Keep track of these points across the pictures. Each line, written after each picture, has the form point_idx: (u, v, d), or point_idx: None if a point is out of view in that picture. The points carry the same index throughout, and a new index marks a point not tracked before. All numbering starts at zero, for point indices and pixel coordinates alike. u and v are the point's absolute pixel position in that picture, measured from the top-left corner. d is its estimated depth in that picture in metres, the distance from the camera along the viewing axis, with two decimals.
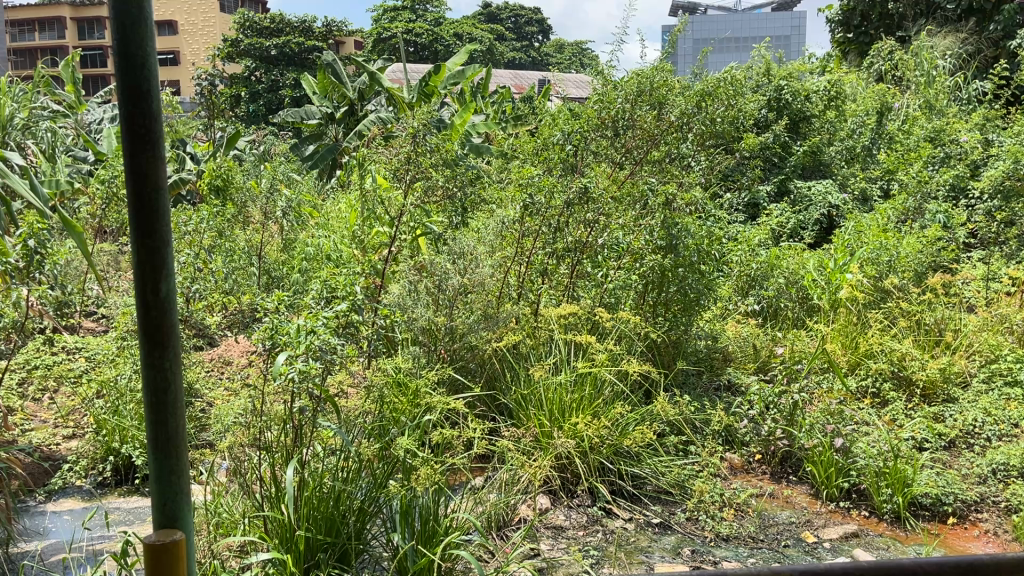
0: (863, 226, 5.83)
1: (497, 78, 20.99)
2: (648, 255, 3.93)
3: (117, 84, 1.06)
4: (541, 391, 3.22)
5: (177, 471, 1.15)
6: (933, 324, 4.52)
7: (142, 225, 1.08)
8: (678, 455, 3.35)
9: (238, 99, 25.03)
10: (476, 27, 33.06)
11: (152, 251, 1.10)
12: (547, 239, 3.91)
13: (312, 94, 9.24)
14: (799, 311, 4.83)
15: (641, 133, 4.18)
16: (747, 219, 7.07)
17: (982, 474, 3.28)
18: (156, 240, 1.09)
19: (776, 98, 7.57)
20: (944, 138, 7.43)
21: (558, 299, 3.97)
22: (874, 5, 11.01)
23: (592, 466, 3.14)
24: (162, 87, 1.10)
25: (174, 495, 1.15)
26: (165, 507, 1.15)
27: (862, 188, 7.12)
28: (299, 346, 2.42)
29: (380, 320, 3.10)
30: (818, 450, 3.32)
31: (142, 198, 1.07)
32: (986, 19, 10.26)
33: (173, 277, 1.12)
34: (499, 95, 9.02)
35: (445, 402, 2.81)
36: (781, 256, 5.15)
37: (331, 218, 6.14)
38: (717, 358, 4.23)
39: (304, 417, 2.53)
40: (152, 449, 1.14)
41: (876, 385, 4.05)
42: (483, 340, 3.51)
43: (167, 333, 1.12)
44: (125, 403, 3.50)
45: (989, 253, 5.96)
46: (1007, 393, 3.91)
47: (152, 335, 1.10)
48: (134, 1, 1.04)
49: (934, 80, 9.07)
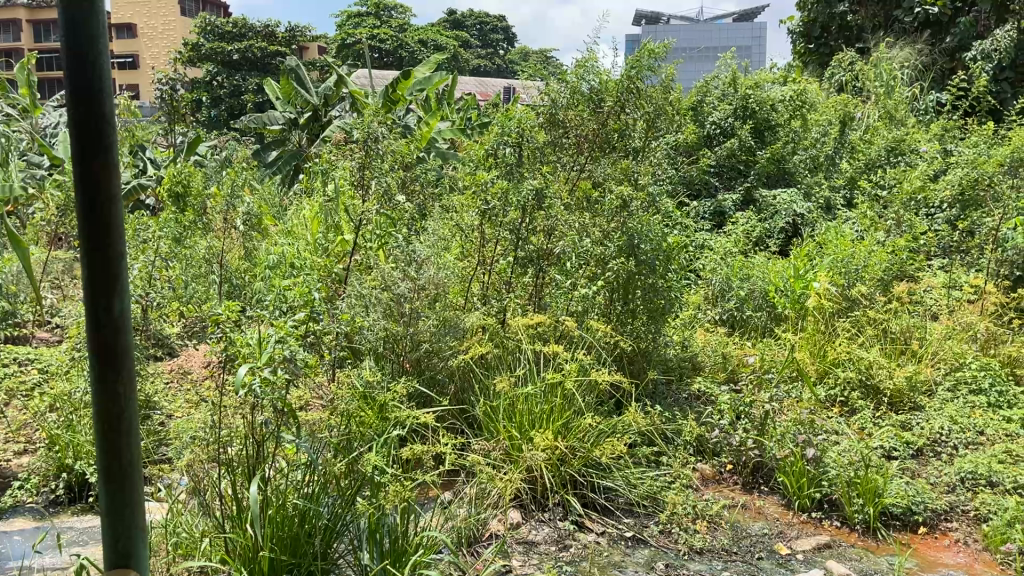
0: (828, 235, 5.87)
1: (462, 85, 20.97)
2: (614, 260, 3.88)
3: (69, 113, 1.12)
4: (510, 402, 3.16)
5: (131, 480, 1.22)
6: (899, 333, 4.55)
7: (98, 240, 1.14)
8: (650, 467, 3.32)
9: (199, 104, 24.78)
10: (441, 35, 33.09)
11: (105, 271, 1.16)
12: (510, 246, 3.84)
13: (274, 99, 9.09)
14: (765, 320, 4.83)
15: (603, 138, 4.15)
16: (713, 227, 7.10)
17: (950, 482, 3.30)
18: (110, 258, 1.15)
19: (742, 107, 7.65)
20: (904, 148, 7.53)
21: (525, 309, 3.90)
22: (833, 18, 11.17)
23: (563, 478, 3.09)
24: (115, 112, 1.16)
25: (127, 503, 1.22)
26: (118, 517, 1.22)
27: (826, 197, 7.18)
28: (262, 358, 2.30)
29: (342, 329, 3.01)
30: (789, 460, 3.30)
31: (97, 220, 1.13)
32: (942, 31, 10.44)
33: (126, 298, 1.18)
34: (465, 102, 8.97)
35: (412, 415, 2.73)
36: (748, 265, 5.15)
37: (294, 226, 6.03)
38: (685, 367, 4.20)
39: (266, 432, 2.43)
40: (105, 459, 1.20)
41: (845, 394, 4.06)
42: (449, 350, 3.44)
43: (119, 350, 1.19)
44: (78, 418, 3.37)
45: (950, 261, 6.04)
46: (972, 401, 3.94)
47: (106, 352, 1.17)
48: (90, 35, 1.11)
49: (893, 91, 9.21)
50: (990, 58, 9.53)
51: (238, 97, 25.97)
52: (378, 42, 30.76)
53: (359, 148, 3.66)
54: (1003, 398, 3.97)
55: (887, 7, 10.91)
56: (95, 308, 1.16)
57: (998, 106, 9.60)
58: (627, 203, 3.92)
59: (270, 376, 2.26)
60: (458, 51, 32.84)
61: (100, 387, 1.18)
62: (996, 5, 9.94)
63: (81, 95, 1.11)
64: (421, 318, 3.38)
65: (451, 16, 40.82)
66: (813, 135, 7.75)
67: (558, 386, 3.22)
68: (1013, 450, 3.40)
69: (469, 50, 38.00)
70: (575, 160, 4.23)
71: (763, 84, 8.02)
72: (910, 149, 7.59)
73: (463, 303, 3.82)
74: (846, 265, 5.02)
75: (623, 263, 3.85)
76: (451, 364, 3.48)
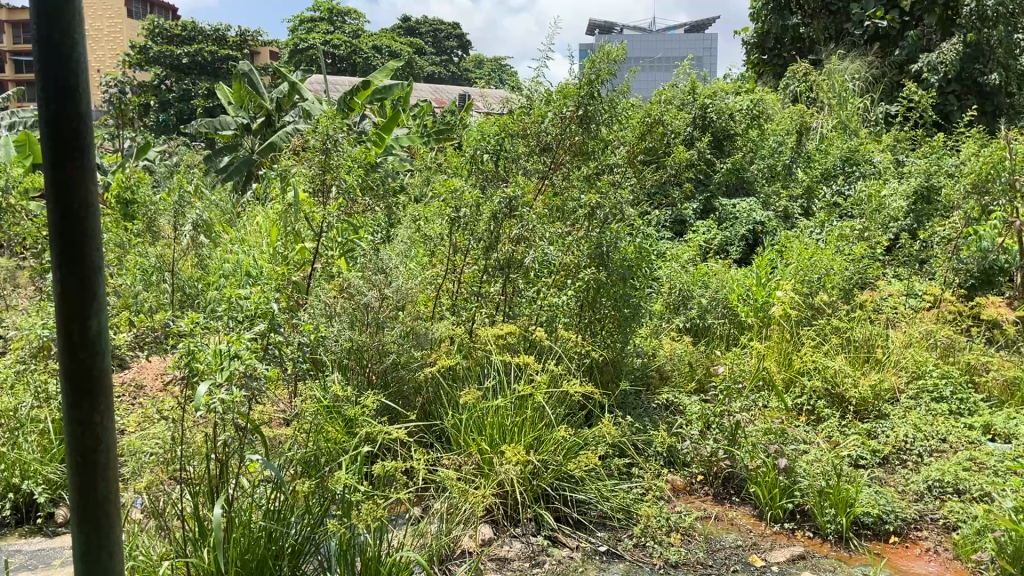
0: (787, 242, 5.91)
1: (418, 91, 20.90)
2: (582, 269, 3.82)
3: (48, 168, 1.19)
4: (481, 414, 3.08)
5: (102, 509, 1.30)
6: (862, 341, 4.59)
7: (74, 286, 1.22)
8: (622, 479, 3.26)
9: (147, 108, 24.31)
10: (395, 42, 32.97)
11: (79, 315, 1.23)
12: (477, 254, 3.75)
13: (227, 104, 8.92)
14: (729, 329, 4.82)
15: (570, 147, 4.12)
16: (674, 235, 7.12)
17: (919, 490, 3.31)
18: (85, 302, 1.23)
19: (701, 116, 7.73)
20: (859, 159, 7.65)
21: (492, 318, 3.82)
22: (786, 29, 11.30)
23: (535, 492, 3.02)
24: (95, 168, 1.23)
25: (100, 530, 1.30)
26: (90, 544, 1.29)
27: (784, 205, 7.23)
28: (222, 374, 2.18)
29: (304, 341, 2.89)
30: (762, 471, 3.27)
31: (74, 269, 1.21)
32: (891, 44, 10.68)
33: (102, 340, 1.26)
34: (422, 109, 8.89)
35: (382, 431, 2.63)
36: (711, 273, 5.15)
37: (249, 234, 5.87)
38: (653, 378, 4.16)
39: (229, 450, 2.30)
40: (77, 491, 1.28)
41: (811, 403, 4.06)
42: (416, 361, 3.35)
43: (95, 387, 1.27)
44: (25, 434, 3.19)
45: (905, 269, 6.14)
46: (934, 409, 3.97)
47: (80, 389, 1.25)
48: (69, 93, 1.18)
49: (846, 101, 9.36)
50: (937, 71, 9.76)
51: (188, 101, 25.51)
52: (331, 48, 30.48)
53: (320, 153, 3.54)
54: (963, 406, 4.02)
55: (838, 19, 11.11)
56: (71, 343, 1.23)
57: (944, 118, 9.84)
58: (595, 210, 3.86)
59: (232, 394, 2.13)
60: (413, 57, 32.71)
61: (75, 418, 1.26)
62: (942, 19, 10.19)
63: (59, 147, 1.18)
64: (387, 329, 3.28)
65: (405, 22, 40.65)
66: (771, 145, 7.81)
67: (529, 398, 3.14)
68: (977, 457, 3.43)
69: (423, 57, 37.89)
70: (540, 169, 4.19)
71: (720, 94, 8.06)
72: (864, 159, 7.71)
73: (429, 313, 3.72)
74: (810, 274, 5.04)
75: (592, 272, 3.80)
76: (419, 377, 3.38)
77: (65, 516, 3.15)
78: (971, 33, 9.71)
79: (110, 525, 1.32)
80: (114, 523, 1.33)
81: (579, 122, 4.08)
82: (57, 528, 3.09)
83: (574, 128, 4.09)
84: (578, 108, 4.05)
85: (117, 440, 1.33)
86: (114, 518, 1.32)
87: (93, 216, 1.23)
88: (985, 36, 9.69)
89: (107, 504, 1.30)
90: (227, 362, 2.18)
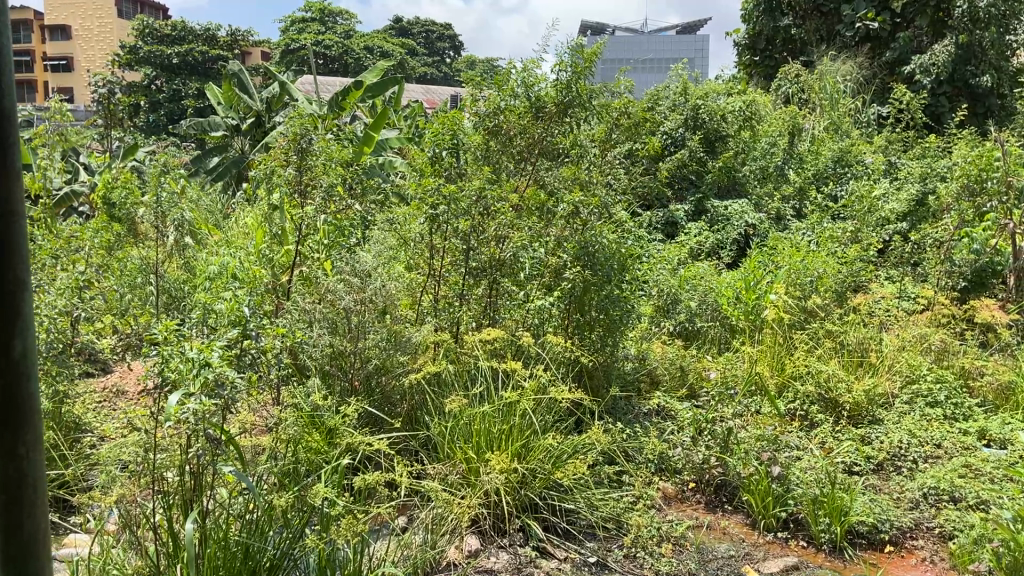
0: (779, 244, 5.85)
1: (409, 92, 20.80)
2: (570, 271, 3.75)
3: None
4: (466, 422, 3.01)
5: (30, 543, 1.24)
6: (855, 345, 4.51)
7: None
8: (612, 487, 3.19)
9: (136, 108, 24.13)
10: (387, 42, 32.93)
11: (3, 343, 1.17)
12: (462, 257, 3.68)
13: (216, 104, 8.83)
14: (720, 332, 4.75)
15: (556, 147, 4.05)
16: (666, 237, 7.05)
17: (914, 498, 3.25)
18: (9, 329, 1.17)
19: (693, 117, 7.65)
20: (850, 160, 7.63)
21: (478, 322, 3.75)
22: (778, 30, 11.26)
23: (522, 501, 2.94)
24: (19, 185, 1.17)
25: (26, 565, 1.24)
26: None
27: (777, 207, 7.17)
28: (195, 382, 2.10)
29: (283, 346, 2.81)
30: (755, 478, 3.21)
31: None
32: (882, 45, 10.66)
33: (28, 368, 1.20)
34: (413, 110, 8.81)
35: (363, 441, 2.55)
36: (702, 276, 5.08)
37: (235, 237, 5.78)
38: (644, 382, 4.09)
39: (203, 462, 2.21)
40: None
41: (804, 408, 4.00)
42: (399, 367, 3.29)
43: (20, 417, 1.21)
44: None
45: (898, 271, 6.09)
46: (928, 414, 3.92)
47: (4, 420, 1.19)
48: None
49: (838, 102, 9.32)
50: (929, 72, 9.73)
51: (178, 102, 25.33)
52: (322, 48, 30.39)
53: None
54: (958, 411, 3.97)
55: (829, 20, 11.09)
56: None
57: (936, 120, 9.81)
58: (578, 210, 3.82)
59: (204, 404, 2.05)
60: (404, 58, 32.61)
61: None
62: (934, 21, 10.17)
63: None
64: (370, 332, 3.20)
65: (396, 23, 40.54)
66: (763, 146, 7.75)
67: (515, 405, 3.06)
68: (973, 464, 3.38)
69: (415, 58, 37.80)
70: (527, 170, 4.12)
71: (712, 95, 8.00)
72: (856, 161, 7.65)
73: (414, 317, 3.64)
74: (803, 278, 4.97)
75: (580, 275, 3.73)
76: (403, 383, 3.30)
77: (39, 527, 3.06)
78: (964, 35, 9.69)
79: (40, 552, 1.27)
80: (45, 549, 1.27)
81: (560, 117, 4.10)
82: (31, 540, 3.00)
83: (558, 124, 4.12)
84: (558, 104, 4.08)
85: (42, 468, 1.27)
86: (43, 543, 1.27)
87: (19, 228, 1.17)
88: (977, 38, 9.70)
89: (35, 532, 1.25)
90: (200, 370, 2.10)
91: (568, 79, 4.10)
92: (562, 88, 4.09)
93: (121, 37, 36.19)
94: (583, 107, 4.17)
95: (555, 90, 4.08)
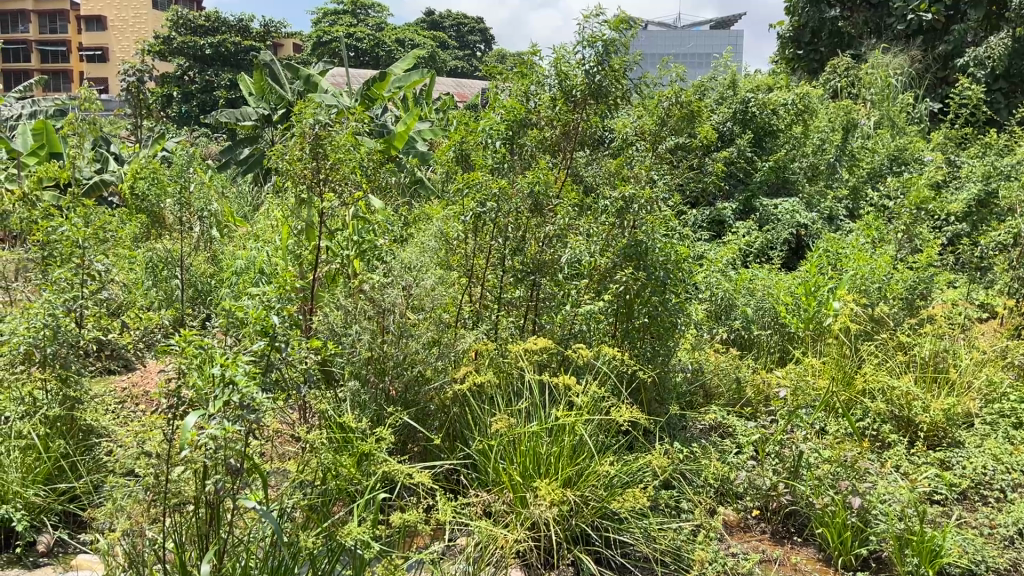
0: (835, 244, 5.46)
1: (440, 86, 20.55)
2: (620, 271, 3.41)
3: None
4: (512, 441, 2.73)
5: None
6: (929, 358, 4.12)
7: None
8: (671, 516, 2.89)
9: (169, 99, 24.39)
10: (418, 36, 32.88)
11: None
12: (510, 254, 3.41)
13: (247, 94, 8.52)
14: (776, 340, 4.42)
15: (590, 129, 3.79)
16: (711, 237, 6.71)
17: (1009, 535, 2.88)
18: None
19: (742, 111, 7.18)
20: (907, 157, 7.39)
21: (518, 329, 3.48)
22: (825, 22, 10.68)
23: (574, 532, 2.65)
24: None
25: None
26: None
27: (829, 208, 6.81)
28: (215, 403, 1.88)
29: (311, 356, 2.54)
30: (829, 510, 2.90)
31: None
32: (936, 38, 10.19)
33: None
34: (444, 102, 8.54)
35: (402, 468, 2.29)
36: (752, 279, 4.75)
37: (262, 229, 5.53)
38: (698, 395, 3.75)
39: (221, 494, 1.97)
40: None
41: (876, 427, 3.66)
42: (439, 376, 3.03)
43: None
44: (7, 450, 2.85)
45: (964, 277, 5.69)
46: (1015, 437, 3.54)
47: None
48: None
49: (890, 98, 8.88)
50: (985, 66, 9.25)
51: (210, 92, 25.28)
52: (354, 41, 30.32)
53: (325, 140, 3.24)
54: None
55: (879, 13, 10.61)
56: None
57: (993, 116, 9.35)
58: (628, 204, 3.41)
59: (224, 428, 1.83)
60: (436, 51, 32.40)
61: None
62: (988, 14, 9.72)
63: None
64: (410, 339, 2.97)
65: (428, 16, 40.29)
66: (815, 142, 7.36)
67: (567, 424, 2.77)
68: None
69: (445, 51, 37.63)
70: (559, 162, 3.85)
71: (762, 89, 7.61)
72: (914, 159, 7.45)
73: (453, 321, 3.37)
74: (868, 283, 4.59)
75: (631, 276, 3.38)
76: (442, 394, 3.04)
77: (46, 544, 2.79)
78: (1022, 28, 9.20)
79: None
80: None
81: (595, 101, 3.75)
82: (37, 560, 2.74)
83: (588, 104, 3.77)
84: (589, 86, 3.72)
85: None
86: None
87: None
88: None
89: None
90: (222, 389, 1.89)
91: (598, 57, 3.68)
92: (590, 66, 3.70)
93: (155, 27, 36.51)
94: (621, 91, 3.80)
95: (584, 71, 3.70)
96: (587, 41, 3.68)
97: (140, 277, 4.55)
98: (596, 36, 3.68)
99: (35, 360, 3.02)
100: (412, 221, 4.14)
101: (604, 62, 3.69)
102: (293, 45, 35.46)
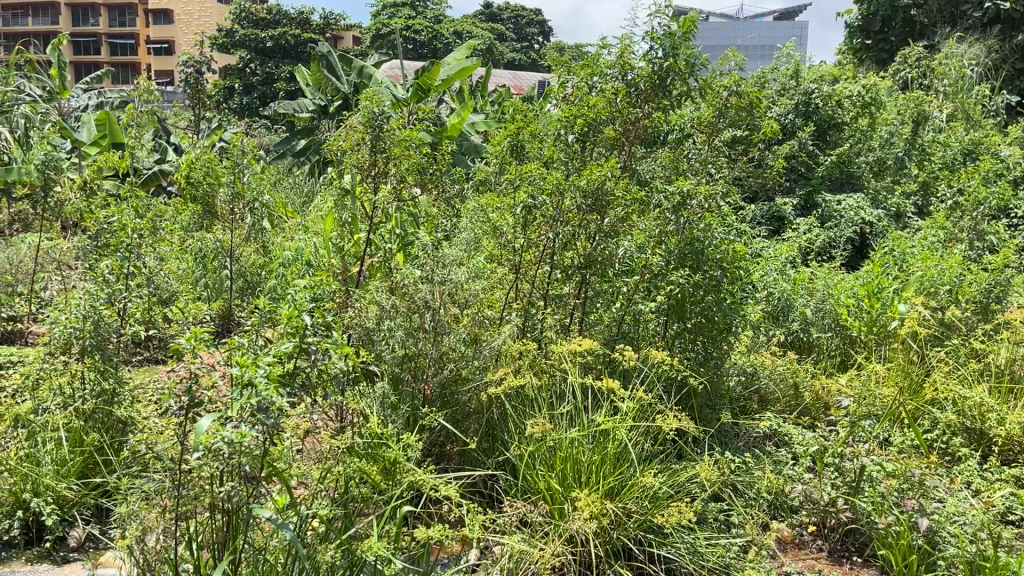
0: (903, 242, 5.17)
1: (496, 77, 20.50)
2: (673, 271, 3.24)
3: None
4: (551, 447, 2.59)
5: None
6: (1005, 366, 3.84)
7: None
8: (721, 530, 2.71)
9: (232, 92, 24.87)
10: (477, 28, 32.87)
11: None
12: (556, 251, 3.26)
13: (304, 86, 8.49)
14: (837, 344, 4.20)
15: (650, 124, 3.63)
16: (770, 234, 6.46)
17: None
18: None
19: (805, 102, 6.84)
20: (982, 151, 6.99)
21: (563, 328, 3.33)
22: (895, 9, 10.21)
23: (614, 546, 2.50)
24: None
25: None
26: None
27: (896, 204, 6.49)
28: (234, 408, 1.82)
29: (342, 354, 2.44)
30: (893, 530, 2.69)
31: None
32: (1014, 28, 9.69)
33: None
34: (499, 94, 8.39)
35: (432, 477, 2.17)
36: (812, 278, 4.53)
37: (311, 221, 5.49)
38: (752, 401, 3.56)
39: (237, 503, 1.88)
40: None
41: (945, 440, 3.42)
42: (479, 377, 2.91)
43: None
44: (43, 442, 2.82)
45: None
46: None
47: None
48: None
49: (965, 89, 8.44)
50: None
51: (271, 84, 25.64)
52: (412, 33, 30.43)
53: (363, 132, 3.13)
54: None
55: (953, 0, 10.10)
56: None
57: None
58: (685, 199, 3.27)
59: (239, 433, 1.76)
60: (493, 43, 32.33)
61: None
62: None
63: None
64: (447, 338, 2.84)
65: (486, 7, 40.25)
66: (883, 135, 7.03)
67: (609, 431, 2.62)
68: None
69: (503, 43, 37.57)
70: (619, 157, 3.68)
71: (828, 79, 7.28)
72: (989, 153, 7.05)
73: (496, 318, 3.25)
74: (937, 286, 4.34)
75: (684, 277, 3.20)
76: (481, 395, 2.92)
77: (78, 540, 2.76)
78: None
79: None
80: None
81: (657, 95, 3.58)
82: (67, 555, 2.71)
83: (651, 99, 3.60)
84: (654, 76, 3.55)
85: None
86: None
87: None
88: None
89: None
90: (241, 392, 1.82)
91: (669, 52, 3.52)
92: (660, 61, 3.53)
93: (220, 20, 37.17)
94: (683, 87, 3.63)
95: (648, 63, 3.52)
96: (651, 37, 3.52)
97: (187, 268, 4.53)
98: (661, 33, 3.53)
99: (73, 350, 2.96)
100: (458, 214, 4.02)
101: (672, 56, 3.53)
102: (352, 39, 35.74)
